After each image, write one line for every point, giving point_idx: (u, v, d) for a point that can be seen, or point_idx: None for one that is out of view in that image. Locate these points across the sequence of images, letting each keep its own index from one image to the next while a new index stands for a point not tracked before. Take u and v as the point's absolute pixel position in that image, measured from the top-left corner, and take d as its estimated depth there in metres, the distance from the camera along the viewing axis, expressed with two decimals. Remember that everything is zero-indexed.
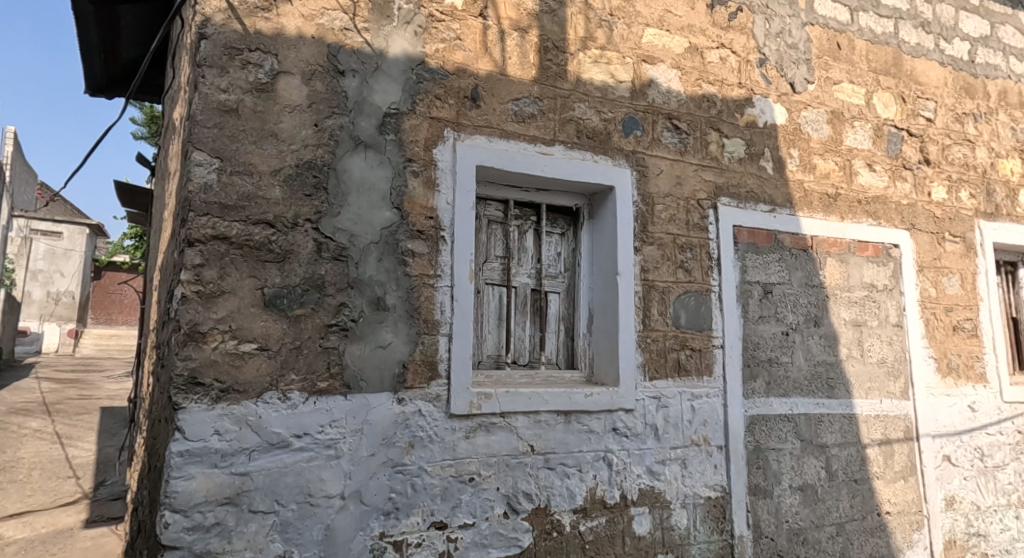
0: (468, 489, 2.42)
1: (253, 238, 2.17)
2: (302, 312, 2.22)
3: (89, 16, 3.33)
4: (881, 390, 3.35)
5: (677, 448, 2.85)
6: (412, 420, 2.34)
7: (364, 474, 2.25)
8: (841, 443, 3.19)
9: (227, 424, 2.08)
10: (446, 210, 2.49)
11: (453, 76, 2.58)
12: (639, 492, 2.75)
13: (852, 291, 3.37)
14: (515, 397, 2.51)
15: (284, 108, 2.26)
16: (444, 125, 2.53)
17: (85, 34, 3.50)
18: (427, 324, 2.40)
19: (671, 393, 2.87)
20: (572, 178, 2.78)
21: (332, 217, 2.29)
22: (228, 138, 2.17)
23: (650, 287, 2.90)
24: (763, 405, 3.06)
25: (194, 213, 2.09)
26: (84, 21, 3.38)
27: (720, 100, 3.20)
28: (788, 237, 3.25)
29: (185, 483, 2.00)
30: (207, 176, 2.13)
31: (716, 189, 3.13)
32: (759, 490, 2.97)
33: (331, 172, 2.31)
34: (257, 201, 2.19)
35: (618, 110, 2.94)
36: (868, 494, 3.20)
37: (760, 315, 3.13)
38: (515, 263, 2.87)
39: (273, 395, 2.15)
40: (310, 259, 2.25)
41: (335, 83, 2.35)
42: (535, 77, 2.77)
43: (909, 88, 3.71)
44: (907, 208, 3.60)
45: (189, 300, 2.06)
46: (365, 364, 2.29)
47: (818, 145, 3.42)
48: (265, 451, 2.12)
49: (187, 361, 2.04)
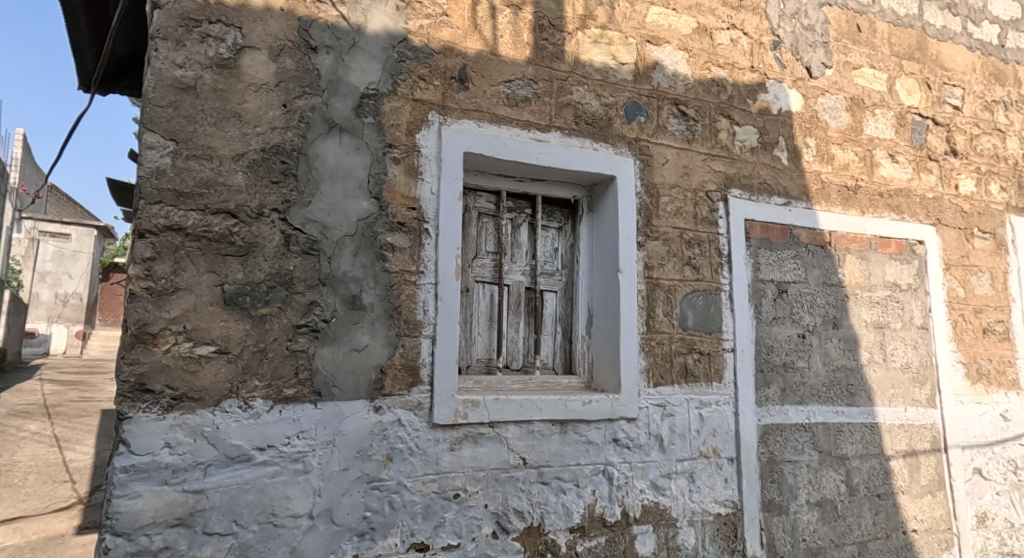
0: (453, 506, 2.20)
1: (212, 230, 1.96)
2: (267, 312, 2.01)
3: (78, 7, 3.11)
4: (906, 397, 3.10)
5: (684, 460, 2.62)
6: (390, 430, 2.13)
7: (335, 491, 2.04)
8: (862, 455, 2.95)
9: (179, 436, 1.87)
10: (430, 201, 2.27)
11: (438, 55, 2.37)
12: (642, 509, 2.51)
13: (873, 291, 3.12)
14: (506, 405, 2.29)
15: (248, 87, 2.06)
16: (429, 108, 2.32)
17: (75, 29, 3.27)
18: (408, 325, 2.19)
19: (677, 401, 2.64)
20: (569, 167, 2.56)
21: (302, 207, 2.09)
22: (185, 119, 1.96)
23: (654, 286, 2.68)
24: (778, 414, 2.82)
25: (145, 200, 1.89)
26: (73, 13, 3.16)
27: (730, 85, 2.96)
28: (804, 232, 3.02)
29: (130, 502, 1.80)
30: (160, 159, 1.92)
31: (727, 181, 2.90)
32: (773, 506, 2.73)
33: (301, 157, 2.10)
34: (217, 188, 1.98)
35: (620, 95, 2.72)
36: (892, 511, 2.95)
37: (774, 316, 2.89)
38: (507, 260, 2.65)
39: (233, 403, 1.94)
40: (277, 253, 2.04)
41: (306, 60, 2.14)
42: (530, 57, 2.55)
43: (935, 74, 3.46)
44: (932, 201, 3.35)
45: (138, 298, 1.86)
46: (339, 368, 2.08)
47: (836, 133, 3.18)
48: (222, 465, 1.91)
49: (135, 365, 1.84)
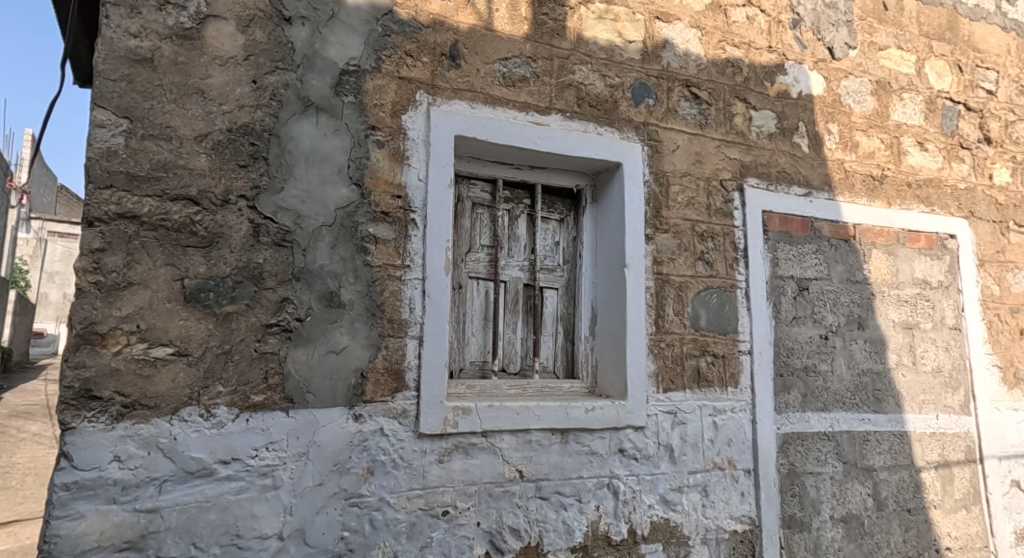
0: (442, 524, 1.99)
1: (170, 218, 1.77)
2: (233, 310, 1.82)
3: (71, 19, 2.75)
4: (938, 404, 2.86)
5: (696, 473, 2.40)
6: (372, 441, 1.92)
7: (309, 509, 1.84)
8: (891, 466, 2.71)
9: (130, 449, 1.68)
10: (417, 188, 2.07)
11: (427, 29, 2.16)
12: (651, 526, 2.29)
13: (901, 288, 2.89)
14: (500, 413, 2.08)
15: (213, 60, 1.86)
16: (416, 87, 2.11)
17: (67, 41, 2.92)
18: (392, 325, 1.98)
19: (689, 407, 2.42)
20: (571, 153, 2.35)
21: (274, 193, 1.89)
22: (140, 94, 1.77)
23: (664, 282, 2.46)
24: (799, 422, 2.59)
25: (94, 185, 1.70)
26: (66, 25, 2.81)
27: (746, 66, 2.74)
28: (826, 225, 2.79)
29: (72, 523, 1.61)
30: (111, 139, 1.73)
31: (743, 168, 2.68)
32: (794, 522, 2.50)
33: (273, 139, 1.90)
34: (176, 172, 1.79)
35: (626, 75, 2.50)
36: (924, 527, 2.71)
37: (794, 316, 2.67)
38: (504, 254, 2.45)
39: (193, 411, 1.75)
40: (245, 244, 1.84)
41: (279, 32, 1.94)
42: (528, 33, 2.34)
43: (967, 56, 3.23)
44: (964, 193, 3.11)
45: (85, 293, 1.67)
46: (314, 372, 1.88)
47: (860, 119, 2.94)
48: (180, 481, 1.72)
49: (80, 369, 1.64)
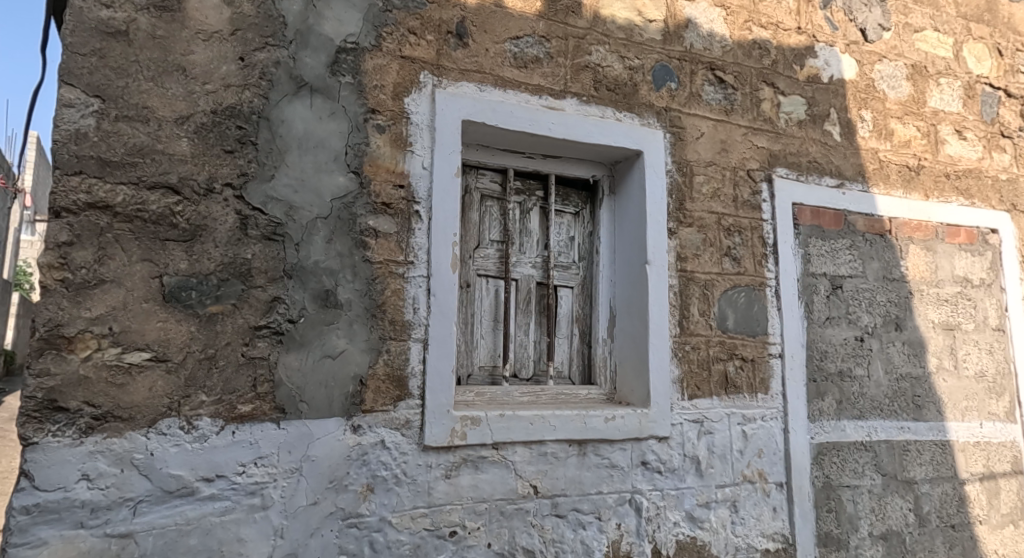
0: (449, 547, 1.81)
1: (147, 208, 1.60)
2: (218, 311, 1.64)
3: None
4: (981, 411, 2.66)
5: (725, 487, 2.21)
6: (371, 455, 1.75)
7: (302, 531, 1.66)
8: (933, 479, 2.51)
9: (101, 466, 1.51)
10: (421, 177, 1.89)
11: (432, 5, 1.98)
12: (677, 546, 2.10)
13: (941, 287, 2.69)
14: (512, 423, 1.89)
15: (195, 35, 1.69)
16: (420, 67, 1.94)
17: None
18: (394, 327, 1.80)
19: (716, 416, 2.23)
20: (588, 141, 2.17)
21: (264, 182, 1.71)
22: (114, 71, 1.60)
23: (688, 280, 2.27)
24: (834, 430, 2.40)
25: (61, 171, 1.53)
26: None
27: (774, 48, 2.55)
28: (860, 218, 2.59)
29: (34, 551, 1.44)
30: (81, 120, 1.56)
31: (771, 158, 2.48)
32: (831, 540, 2.31)
33: (262, 122, 1.73)
34: (154, 157, 1.62)
35: (647, 57, 2.32)
36: (969, 544, 2.51)
37: (828, 317, 2.47)
38: (515, 249, 2.26)
39: (173, 423, 1.58)
40: (231, 238, 1.67)
41: (269, 5, 1.77)
42: (541, 10, 2.16)
43: (1007, 39, 3.03)
44: (1006, 184, 2.91)
45: (50, 293, 1.49)
46: (308, 379, 1.71)
47: (895, 105, 2.74)
48: (158, 502, 1.55)
49: (43, 376, 1.47)
